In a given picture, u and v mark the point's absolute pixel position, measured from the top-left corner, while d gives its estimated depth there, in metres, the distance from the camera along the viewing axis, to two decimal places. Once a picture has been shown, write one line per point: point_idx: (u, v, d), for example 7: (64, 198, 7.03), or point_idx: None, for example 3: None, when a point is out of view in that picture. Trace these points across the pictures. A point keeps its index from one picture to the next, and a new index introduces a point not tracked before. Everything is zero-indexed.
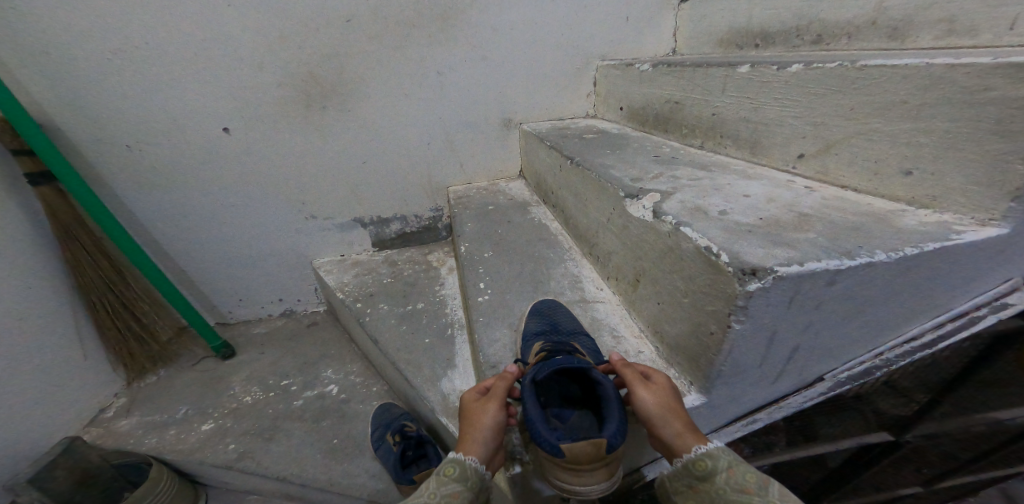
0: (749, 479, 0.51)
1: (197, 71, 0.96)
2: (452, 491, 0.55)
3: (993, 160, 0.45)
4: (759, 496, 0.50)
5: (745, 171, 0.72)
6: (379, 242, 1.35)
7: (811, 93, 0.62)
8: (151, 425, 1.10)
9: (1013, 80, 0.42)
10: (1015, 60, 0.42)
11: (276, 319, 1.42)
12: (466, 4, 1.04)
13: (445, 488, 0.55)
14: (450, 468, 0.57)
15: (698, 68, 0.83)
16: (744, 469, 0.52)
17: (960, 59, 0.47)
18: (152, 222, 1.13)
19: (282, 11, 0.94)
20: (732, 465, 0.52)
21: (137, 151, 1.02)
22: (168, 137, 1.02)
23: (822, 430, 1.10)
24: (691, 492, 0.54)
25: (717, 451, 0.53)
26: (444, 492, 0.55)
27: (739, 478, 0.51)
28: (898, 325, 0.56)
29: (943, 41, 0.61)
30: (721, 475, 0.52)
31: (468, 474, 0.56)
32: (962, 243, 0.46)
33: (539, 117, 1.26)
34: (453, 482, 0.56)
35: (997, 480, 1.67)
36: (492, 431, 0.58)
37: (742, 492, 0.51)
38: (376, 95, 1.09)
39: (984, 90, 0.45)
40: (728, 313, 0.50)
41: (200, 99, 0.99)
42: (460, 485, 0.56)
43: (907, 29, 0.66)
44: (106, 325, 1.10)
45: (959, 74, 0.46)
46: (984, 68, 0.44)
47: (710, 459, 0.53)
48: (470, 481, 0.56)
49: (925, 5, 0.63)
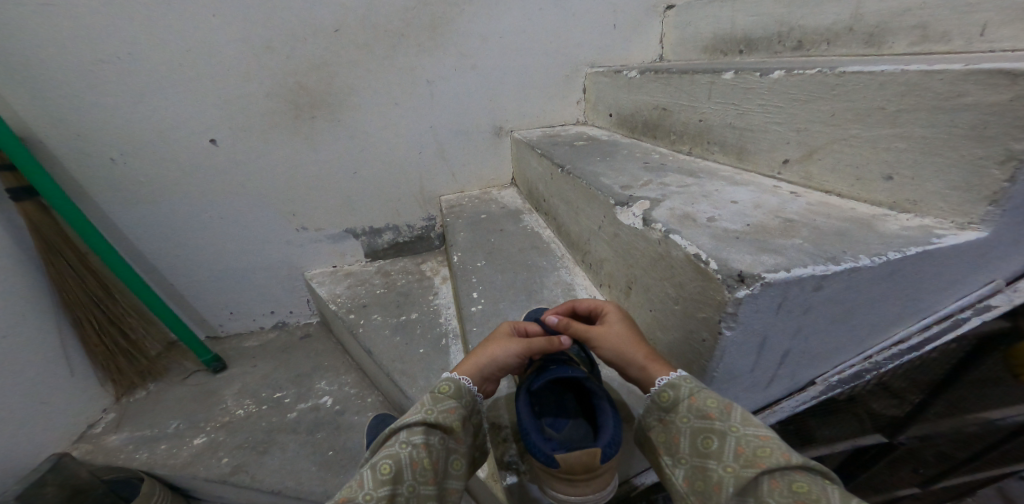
0: (711, 406, 0.49)
1: (184, 83, 0.96)
2: (449, 407, 0.56)
3: (970, 165, 0.45)
4: (720, 421, 0.48)
5: (733, 177, 0.72)
6: (371, 251, 1.35)
7: (794, 99, 0.63)
8: (141, 440, 1.08)
9: (986, 86, 0.43)
10: (986, 67, 0.43)
11: (269, 331, 1.41)
12: (454, 14, 1.04)
13: (441, 404, 0.56)
14: (444, 387, 0.58)
15: (684, 75, 0.84)
16: (706, 395, 0.50)
17: (934, 65, 0.48)
18: (142, 235, 1.12)
19: (268, 23, 0.95)
20: (693, 393, 0.51)
21: (122, 163, 1.02)
22: (155, 150, 1.02)
23: (819, 433, 1.10)
24: (660, 426, 0.53)
25: (679, 381, 0.52)
26: (440, 409, 0.55)
27: (700, 406, 0.50)
28: (886, 328, 0.56)
29: (918, 46, 0.62)
30: (684, 405, 0.51)
31: (463, 393, 0.58)
32: (944, 246, 0.46)
33: (530, 125, 1.27)
34: (449, 399, 0.57)
35: (996, 479, 1.67)
36: (494, 361, 0.62)
37: (703, 420, 0.49)
38: (366, 105, 1.09)
39: (957, 96, 0.45)
40: (718, 320, 0.49)
41: (187, 111, 0.99)
42: (456, 403, 0.57)
43: (883, 35, 0.67)
44: (91, 340, 1.09)
45: (934, 81, 0.46)
46: (957, 75, 0.45)
47: (672, 390, 0.52)
48: (465, 399, 0.58)
49: (901, 11, 0.64)
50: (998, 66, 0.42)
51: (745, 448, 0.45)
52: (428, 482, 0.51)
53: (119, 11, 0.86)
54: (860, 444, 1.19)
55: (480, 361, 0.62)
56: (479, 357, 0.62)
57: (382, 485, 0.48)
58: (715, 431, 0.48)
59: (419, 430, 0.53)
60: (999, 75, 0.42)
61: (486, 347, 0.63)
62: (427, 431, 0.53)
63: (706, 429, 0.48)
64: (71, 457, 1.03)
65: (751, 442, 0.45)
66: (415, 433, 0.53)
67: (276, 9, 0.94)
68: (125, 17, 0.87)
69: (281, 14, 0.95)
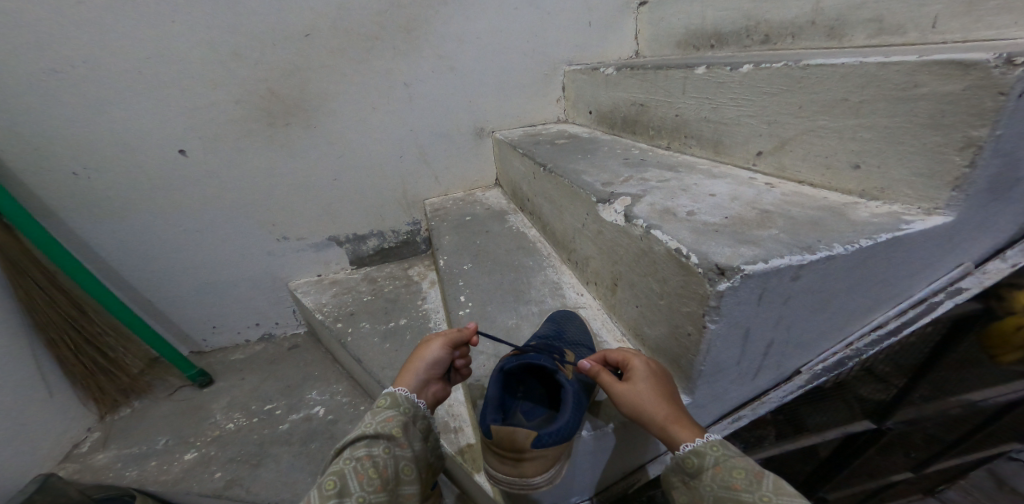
0: (738, 475, 0.46)
1: (149, 93, 0.94)
2: (387, 417, 0.56)
3: (932, 152, 0.46)
4: (747, 493, 0.45)
5: (710, 170, 0.72)
6: (357, 259, 1.33)
7: (762, 92, 0.63)
8: (130, 458, 1.06)
9: (939, 76, 0.44)
10: (938, 58, 0.44)
11: (255, 344, 1.39)
12: (428, 16, 1.04)
13: (378, 416, 0.56)
14: (382, 400, 0.58)
15: (659, 70, 0.84)
16: (733, 465, 0.47)
17: (891, 57, 0.49)
18: (115, 250, 1.10)
19: (234, 29, 0.93)
20: (719, 462, 0.47)
21: (85, 178, 0.99)
22: (123, 163, 0.99)
23: (809, 419, 1.12)
24: (684, 489, 0.50)
25: (705, 449, 0.48)
26: (378, 419, 0.56)
27: (725, 475, 0.47)
28: (864, 315, 0.57)
29: (875, 39, 0.64)
30: (708, 473, 0.47)
31: (400, 401, 0.58)
32: (912, 231, 0.47)
33: (511, 125, 1.27)
34: (386, 410, 0.57)
35: (979, 457, 1.73)
36: (422, 362, 0.61)
37: (729, 489, 0.46)
38: (342, 110, 1.08)
39: (914, 86, 0.46)
40: (702, 314, 0.49)
41: (155, 121, 0.97)
42: (394, 411, 0.57)
43: (842, 30, 0.69)
44: (69, 360, 1.06)
45: (892, 73, 0.47)
46: (912, 65, 0.46)
47: (697, 457, 0.48)
48: (404, 406, 0.58)
49: (857, 5, 0.66)
50: (950, 56, 0.43)
51: None
52: (378, 491, 0.50)
53: (75, 22, 0.84)
54: (850, 429, 1.21)
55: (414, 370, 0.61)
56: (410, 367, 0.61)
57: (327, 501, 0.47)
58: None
59: (360, 444, 0.53)
60: (950, 65, 0.43)
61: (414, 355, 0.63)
62: (369, 443, 0.53)
63: (733, 500, 0.45)
64: (58, 477, 1.00)
65: None
66: (357, 448, 0.52)
67: (240, 15, 0.92)
68: (82, 27, 0.85)
69: (247, 20, 0.93)
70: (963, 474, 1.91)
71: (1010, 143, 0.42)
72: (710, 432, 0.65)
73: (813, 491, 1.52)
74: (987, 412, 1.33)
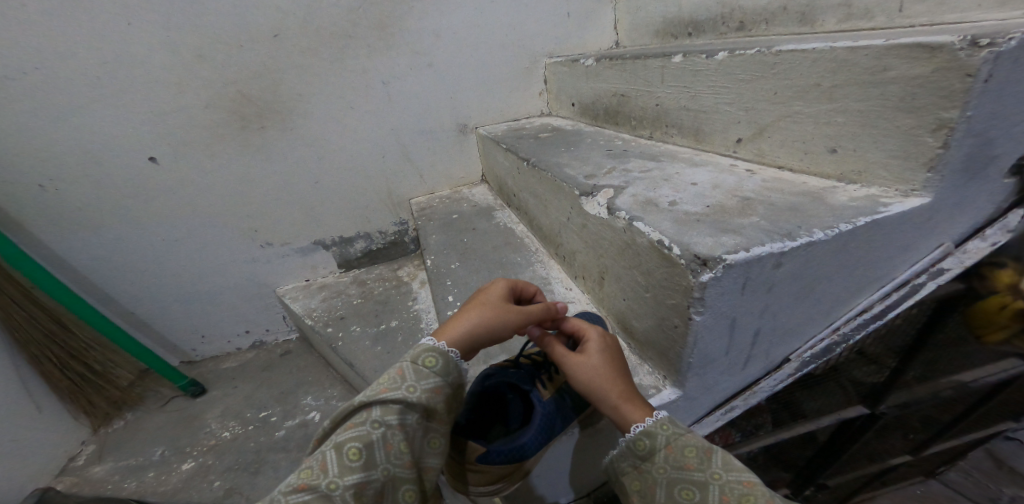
0: (689, 454, 0.45)
1: (115, 100, 0.92)
2: (432, 385, 0.50)
3: (907, 134, 0.45)
4: (699, 471, 0.44)
5: (692, 158, 0.72)
6: (344, 262, 1.32)
7: (738, 79, 0.63)
8: (126, 470, 1.05)
9: (907, 59, 0.43)
10: (905, 41, 0.43)
11: (246, 352, 1.37)
12: (403, 12, 1.02)
13: (421, 380, 0.49)
14: (429, 359, 0.51)
15: (638, 60, 0.82)
16: (683, 443, 0.46)
17: (860, 40, 0.48)
18: (93, 262, 1.08)
19: (199, 32, 0.91)
20: (670, 442, 0.46)
21: (53, 190, 0.97)
22: (94, 174, 0.98)
23: (805, 403, 1.12)
24: (634, 472, 0.48)
25: (656, 429, 0.46)
26: (419, 385, 0.49)
27: (678, 455, 0.45)
28: (850, 300, 0.56)
29: (845, 23, 0.67)
30: (661, 454, 0.46)
31: (449, 368, 0.51)
32: (891, 214, 0.47)
33: (494, 120, 1.25)
34: (433, 376, 0.50)
35: (976, 435, 1.74)
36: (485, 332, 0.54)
37: (681, 469, 0.45)
38: (320, 110, 1.07)
39: (883, 70, 0.46)
40: (687, 306, 0.48)
41: (124, 129, 0.95)
42: (439, 379, 0.50)
43: (813, 14, 0.71)
44: (55, 377, 1.04)
45: (860, 56, 0.47)
46: (880, 49, 0.45)
47: (648, 438, 0.46)
48: (450, 375, 0.51)
49: None
50: (916, 39, 0.42)
51: (730, 497, 0.41)
52: (404, 466, 0.47)
53: (31, 31, 0.82)
54: (847, 412, 1.22)
55: (472, 325, 0.54)
56: (470, 321, 0.54)
57: (349, 472, 0.43)
58: (695, 482, 0.43)
59: (393, 409, 0.47)
60: (918, 48, 0.42)
61: (481, 312, 0.55)
62: (404, 410, 0.47)
63: (685, 480, 0.44)
64: (57, 490, 0.99)
65: (736, 491, 0.41)
66: (390, 413, 0.47)
67: (204, 16, 0.90)
68: (38, 36, 0.83)
69: (212, 22, 0.91)
70: (961, 452, 1.93)
71: (982, 122, 0.42)
72: (702, 424, 0.65)
73: (814, 475, 1.53)
74: (980, 390, 1.34)
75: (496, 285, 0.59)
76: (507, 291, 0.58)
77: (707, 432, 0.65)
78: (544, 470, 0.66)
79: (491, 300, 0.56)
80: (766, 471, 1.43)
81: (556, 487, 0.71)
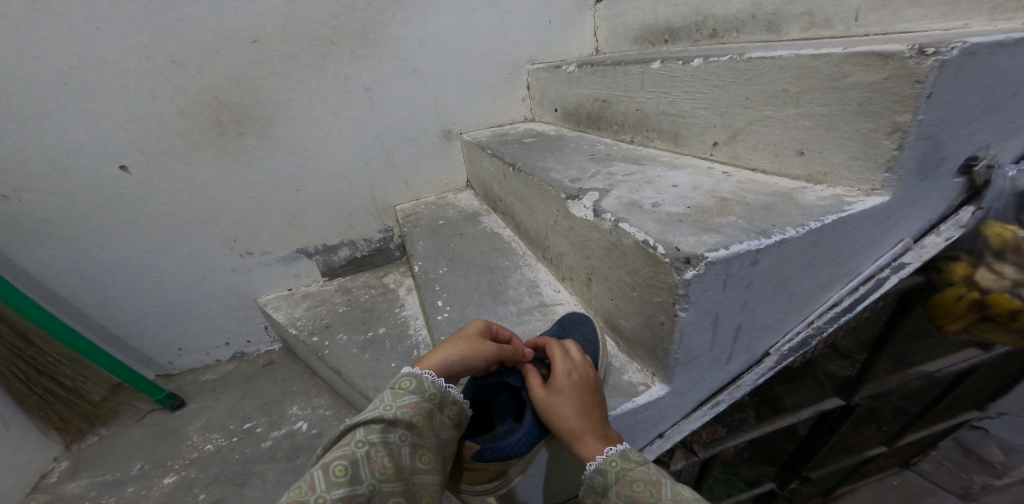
0: (639, 487, 0.49)
1: (84, 105, 0.90)
2: (409, 402, 0.52)
3: (866, 137, 0.49)
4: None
5: (672, 162, 0.75)
6: (329, 270, 1.30)
7: (713, 84, 0.66)
8: (101, 487, 1.00)
9: (863, 66, 0.47)
10: (861, 49, 0.47)
11: (227, 364, 1.34)
12: (386, 18, 1.03)
13: (400, 399, 0.52)
14: (406, 382, 0.53)
15: (617, 67, 0.85)
16: (633, 478, 0.49)
17: (822, 48, 0.52)
18: (60, 274, 1.04)
19: (174, 36, 0.90)
20: (620, 478, 0.50)
21: (17, 199, 0.93)
22: (61, 181, 0.94)
23: (785, 396, 1.16)
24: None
25: (606, 466, 0.51)
26: (399, 404, 0.51)
27: (629, 490, 0.49)
28: (822, 293, 0.59)
29: (808, 32, 0.72)
30: (613, 490, 0.50)
31: (426, 387, 0.53)
32: (855, 212, 0.50)
33: (478, 126, 1.27)
34: (410, 394, 0.52)
35: (945, 423, 1.83)
36: (462, 362, 0.56)
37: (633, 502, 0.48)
38: (303, 117, 1.06)
39: (844, 76, 0.49)
40: (673, 303, 0.50)
41: (94, 135, 0.93)
42: (418, 397, 0.52)
43: (780, 23, 0.76)
44: (23, 393, 0.99)
45: (822, 64, 0.51)
46: (839, 57, 0.49)
47: (601, 475, 0.51)
48: (429, 393, 0.53)
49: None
50: (871, 48, 0.46)
51: None
52: (389, 480, 0.47)
53: None
54: (823, 404, 1.27)
55: (450, 355, 0.56)
56: (446, 350, 0.56)
57: (336, 487, 0.44)
58: None
59: (376, 428, 0.49)
60: (872, 56, 0.45)
61: (457, 343, 0.57)
62: (385, 428, 0.49)
63: None
64: None
65: None
66: (372, 431, 0.48)
67: (180, 20, 0.89)
68: (1, 40, 0.81)
69: (187, 26, 0.90)
70: (933, 441, 2.02)
71: (932, 125, 0.46)
72: (690, 419, 0.67)
73: (797, 468, 1.58)
74: (944, 379, 1.41)
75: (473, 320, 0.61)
76: (486, 325, 0.61)
77: (695, 427, 0.68)
78: (537, 467, 0.68)
79: (468, 334, 0.59)
80: (751, 465, 1.47)
81: (550, 482, 0.72)
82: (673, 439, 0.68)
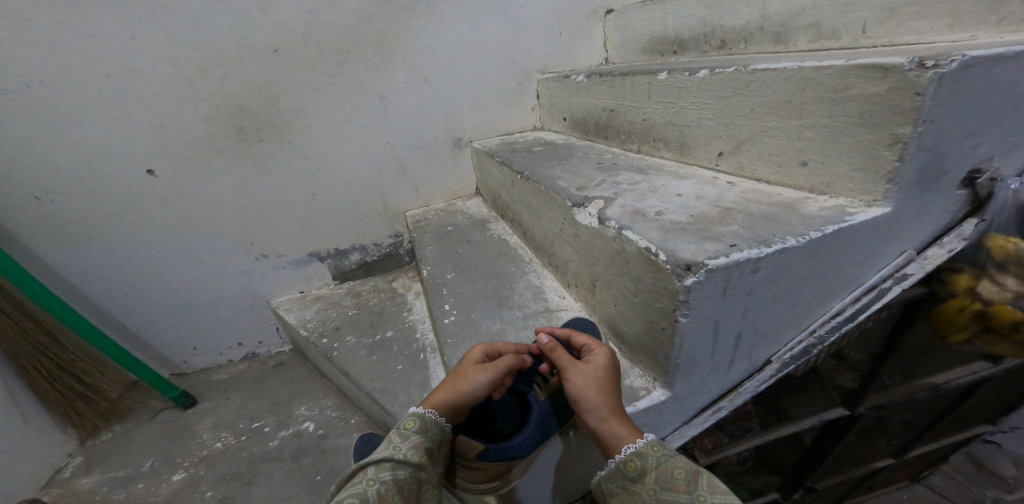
0: (678, 476, 0.48)
1: (112, 111, 0.94)
2: (416, 443, 0.54)
3: (867, 150, 0.50)
4: (687, 493, 0.47)
5: (677, 172, 0.75)
6: (340, 274, 1.33)
7: (718, 95, 0.67)
8: (115, 481, 1.03)
9: (865, 78, 0.47)
10: (864, 62, 0.47)
11: (238, 364, 1.36)
12: (401, 29, 1.07)
13: (407, 440, 0.54)
14: (410, 422, 0.56)
15: (625, 77, 0.87)
16: (673, 465, 0.49)
17: (824, 61, 0.53)
18: (83, 274, 1.08)
19: (199, 46, 0.94)
20: (661, 463, 0.49)
21: (48, 203, 0.98)
22: (88, 185, 0.99)
23: (789, 407, 1.16)
24: (624, 494, 0.51)
25: (647, 450, 0.50)
26: (407, 445, 0.53)
27: (667, 477, 0.49)
28: (824, 302, 0.59)
29: (816, 43, 0.72)
30: (651, 475, 0.49)
31: (429, 427, 0.56)
32: (856, 222, 0.50)
33: (489, 134, 1.29)
34: (415, 434, 0.55)
35: (957, 438, 1.79)
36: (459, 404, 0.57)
37: (670, 491, 0.48)
38: (319, 124, 1.10)
39: (845, 88, 0.50)
40: (673, 308, 0.51)
41: (119, 141, 0.97)
42: (423, 437, 0.55)
43: (787, 34, 0.77)
44: (43, 388, 1.03)
45: (825, 76, 0.52)
46: (841, 69, 0.50)
47: (640, 459, 0.50)
48: (432, 432, 0.56)
49: (799, 12, 0.74)
50: (872, 61, 0.47)
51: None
52: None
53: (33, 44, 0.85)
54: (829, 414, 1.24)
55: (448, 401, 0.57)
56: (444, 394, 0.58)
57: None
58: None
59: (387, 468, 0.52)
60: (873, 68, 0.46)
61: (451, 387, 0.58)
62: (395, 467, 0.52)
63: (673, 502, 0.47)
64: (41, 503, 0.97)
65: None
66: (383, 470, 0.51)
67: (206, 32, 0.93)
68: (39, 49, 0.85)
69: (210, 36, 0.94)
70: (943, 456, 1.98)
71: (932, 138, 0.46)
72: (690, 425, 0.67)
73: (802, 480, 1.55)
74: (955, 392, 1.39)
75: (471, 353, 0.62)
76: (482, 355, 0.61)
77: (695, 433, 0.67)
78: (539, 472, 0.68)
79: (463, 368, 0.60)
80: (755, 475, 1.45)
81: (551, 488, 0.72)
82: (674, 445, 0.68)
